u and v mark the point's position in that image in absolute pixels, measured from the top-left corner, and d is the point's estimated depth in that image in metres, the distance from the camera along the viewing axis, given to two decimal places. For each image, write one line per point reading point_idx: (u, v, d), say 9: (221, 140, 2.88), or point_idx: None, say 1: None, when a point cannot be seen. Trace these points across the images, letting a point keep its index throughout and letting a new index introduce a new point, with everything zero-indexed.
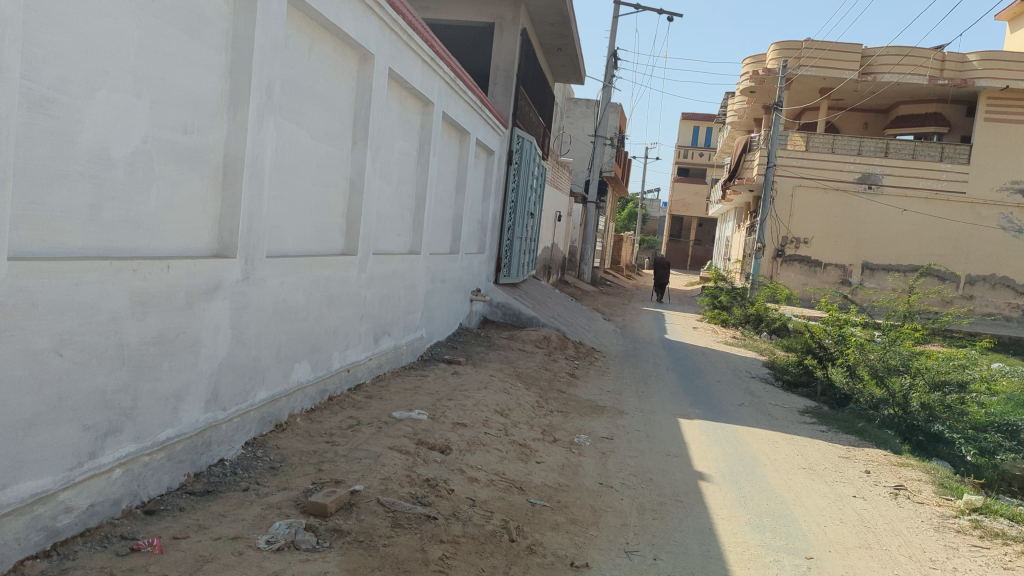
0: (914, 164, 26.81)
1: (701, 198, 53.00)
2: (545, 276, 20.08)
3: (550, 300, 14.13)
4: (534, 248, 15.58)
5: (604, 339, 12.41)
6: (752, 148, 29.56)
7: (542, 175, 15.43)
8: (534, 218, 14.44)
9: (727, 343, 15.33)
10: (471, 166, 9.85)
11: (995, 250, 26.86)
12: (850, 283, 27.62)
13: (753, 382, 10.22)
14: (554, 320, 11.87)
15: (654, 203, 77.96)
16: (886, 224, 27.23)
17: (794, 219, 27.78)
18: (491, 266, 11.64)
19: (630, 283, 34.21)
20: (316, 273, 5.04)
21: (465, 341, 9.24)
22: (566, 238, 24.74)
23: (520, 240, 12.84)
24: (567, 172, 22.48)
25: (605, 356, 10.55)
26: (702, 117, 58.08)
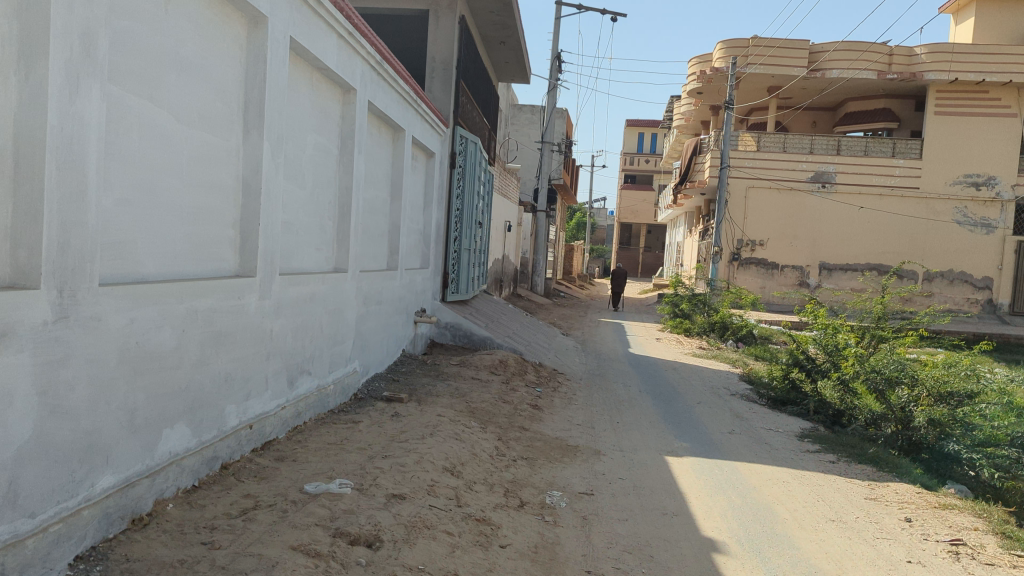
0: (866, 161, 26.29)
1: (649, 205, 52.46)
2: (496, 290, 18.84)
3: (504, 317, 12.88)
4: (484, 260, 14.34)
5: (566, 358, 11.21)
6: (702, 150, 28.80)
7: (489, 180, 14.23)
8: (482, 228, 13.21)
9: (695, 354, 14.26)
10: (408, 169, 8.58)
11: (950, 245, 26.50)
12: (808, 285, 26.93)
13: (736, 401, 9.11)
14: (510, 340, 10.63)
15: (601, 211, 77.37)
16: (842, 223, 26.65)
17: (749, 221, 26.99)
18: (436, 283, 10.36)
19: (583, 294, 33.12)
20: (191, 302, 3.72)
21: (408, 371, 7.95)
22: (517, 249, 23.57)
23: (468, 253, 11.60)
24: (514, 179, 21.33)
25: (569, 378, 9.34)
26: (647, 123, 57.68)
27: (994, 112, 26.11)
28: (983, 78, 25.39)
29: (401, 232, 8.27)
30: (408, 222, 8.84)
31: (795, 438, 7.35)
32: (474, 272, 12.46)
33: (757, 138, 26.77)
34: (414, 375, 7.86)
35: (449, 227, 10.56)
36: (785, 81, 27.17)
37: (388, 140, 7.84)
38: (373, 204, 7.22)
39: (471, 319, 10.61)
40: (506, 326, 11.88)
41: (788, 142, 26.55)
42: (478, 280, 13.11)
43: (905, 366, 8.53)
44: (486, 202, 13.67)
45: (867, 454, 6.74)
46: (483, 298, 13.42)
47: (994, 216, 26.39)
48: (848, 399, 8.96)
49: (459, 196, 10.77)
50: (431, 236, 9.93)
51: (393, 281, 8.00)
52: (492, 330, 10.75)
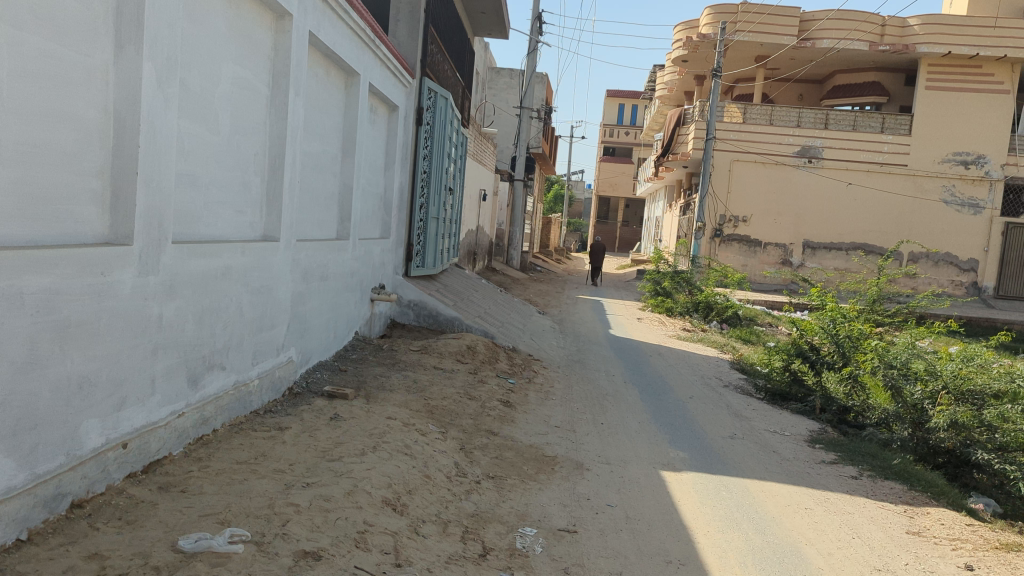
0: (854, 136, 25.34)
1: (628, 178, 51.38)
2: (468, 264, 17.72)
3: (475, 294, 11.76)
4: (456, 231, 13.20)
5: (541, 342, 10.11)
6: (687, 121, 27.71)
7: (462, 143, 13.06)
8: (453, 195, 12.06)
9: (679, 337, 13.23)
10: (364, 121, 7.40)
11: (937, 225, 25.63)
12: (791, 264, 26.03)
13: (731, 395, 8.09)
14: (481, 322, 9.51)
15: (579, 184, 76.17)
16: (827, 200, 25.74)
17: (733, 196, 26.02)
18: (399, 256, 9.21)
19: (560, 268, 32.04)
20: (10, 279, 2.58)
21: (360, 359, 6.84)
22: (493, 220, 22.41)
23: (437, 222, 10.45)
24: (490, 146, 20.12)
25: (545, 366, 8.26)
26: (627, 94, 56.41)
27: (986, 88, 25.18)
28: (977, 52, 24.42)
29: (354, 194, 7.12)
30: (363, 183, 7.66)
31: (804, 443, 6.34)
32: (444, 244, 11.32)
33: (743, 110, 25.70)
34: (367, 364, 6.74)
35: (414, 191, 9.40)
36: (773, 51, 26.08)
37: (339, 85, 6.66)
38: (317, 159, 6.06)
39: (437, 297, 9.48)
40: (477, 304, 10.77)
41: (775, 114, 25.51)
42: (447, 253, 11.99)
43: (922, 358, 7.53)
44: (458, 166, 12.51)
45: (891, 465, 5.72)
46: (453, 272, 12.30)
47: (982, 195, 25.46)
48: (855, 395, 7.95)
49: (425, 158, 9.59)
50: (393, 201, 8.77)
51: (343, 252, 6.85)
52: (460, 309, 9.63)
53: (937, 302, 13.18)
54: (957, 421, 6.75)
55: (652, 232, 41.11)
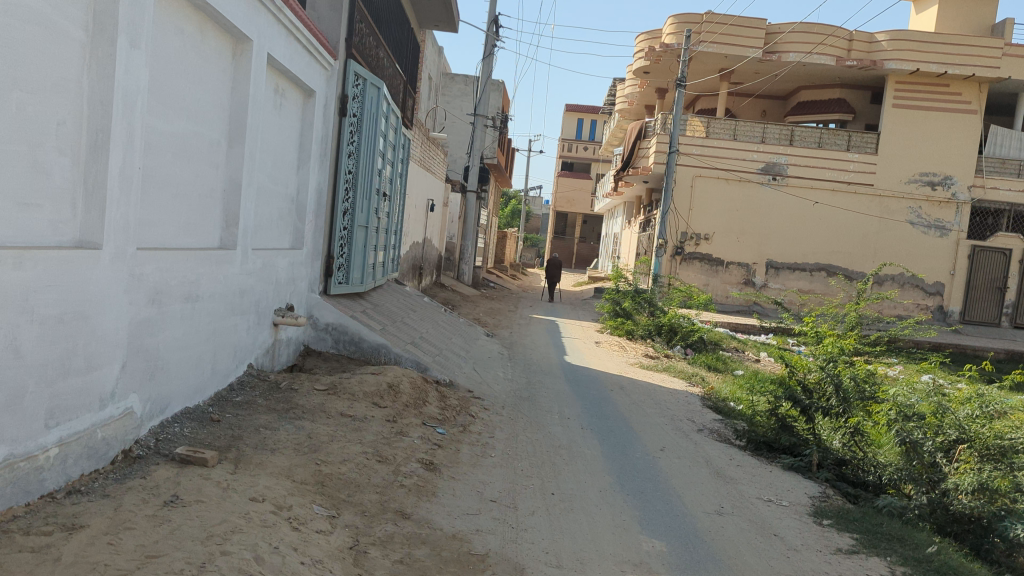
0: (820, 153, 24.45)
1: (586, 194, 50.36)
2: (413, 279, 16.22)
3: (413, 315, 10.26)
4: (394, 242, 11.73)
5: (486, 374, 8.66)
6: (648, 134, 26.59)
7: (403, 145, 11.62)
8: (389, 201, 10.60)
9: (641, 365, 11.89)
10: (263, 103, 5.93)
11: (902, 247, 24.81)
12: (754, 284, 24.96)
13: (710, 446, 6.72)
14: (414, 350, 8.01)
15: (536, 199, 75.04)
16: (792, 218, 24.78)
17: (696, 213, 24.92)
18: (316, 270, 7.71)
19: (513, 284, 30.61)
20: None
21: (246, 404, 5.32)
22: (443, 232, 20.95)
23: (367, 232, 8.99)
24: (440, 153, 18.67)
25: (486, 408, 6.83)
26: (587, 109, 55.50)
27: (954, 108, 24.46)
28: (945, 70, 23.72)
29: (246, 192, 5.63)
30: (261, 180, 6.18)
31: (806, 518, 4.99)
32: (376, 257, 9.84)
33: (706, 123, 24.65)
34: (255, 409, 5.24)
35: (336, 194, 7.92)
36: (738, 64, 25.11)
37: (223, 51, 5.18)
38: (178, 141, 4.58)
39: (363, 320, 7.96)
40: (412, 327, 9.27)
41: (739, 129, 24.53)
42: (381, 267, 10.50)
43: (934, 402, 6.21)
44: (397, 170, 11.06)
45: (924, 556, 4.35)
46: (388, 290, 10.80)
47: (948, 218, 24.71)
48: (853, 446, 6.59)
49: (351, 155, 8.14)
50: (306, 204, 7.30)
51: (226, 266, 5.36)
52: (390, 335, 8.10)
53: (921, 329, 12.02)
54: (987, 485, 5.41)
55: (610, 249, 39.96)
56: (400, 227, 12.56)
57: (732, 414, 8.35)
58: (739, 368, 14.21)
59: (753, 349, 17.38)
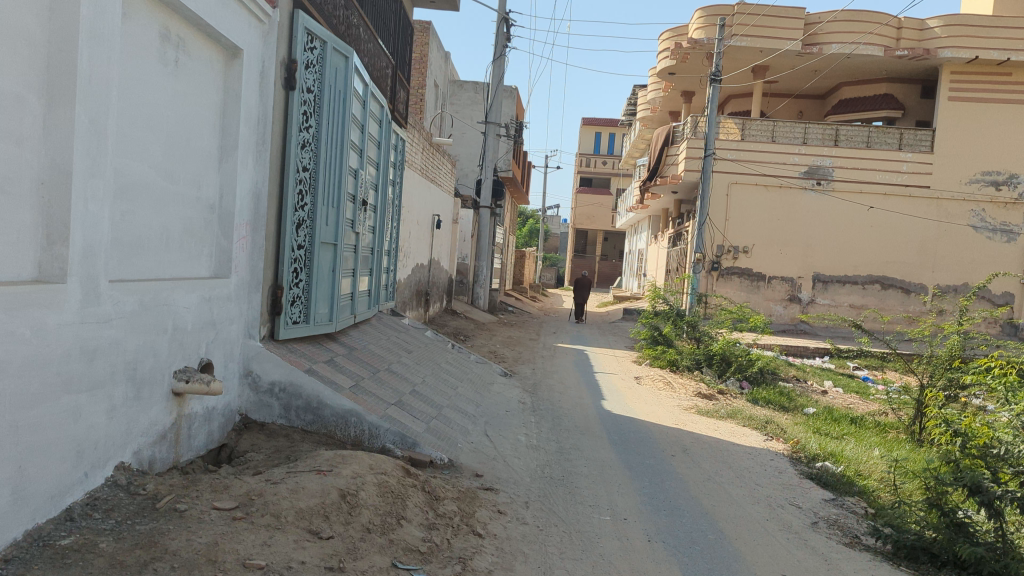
0: (869, 154, 22.03)
1: (607, 210, 48.07)
2: (416, 307, 13.96)
3: (407, 356, 7.97)
4: (382, 266, 9.49)
5: (500, 440, 6.34)
6: (675, 139, 24.29)
7: (391, 147, 9.45)
8: (374, 214, 8.40)
9: (698, 408, 9.50)
10: (122, 43, 3.69)
11: (965, 255, 22.25)
12: (800, 301, 22.52)
13: (850, 565, 4.33)
14: (400, 416, 5.74)
15: (554, 218, 72.83)
16: (840, 227, 22.31)
17: (732, 224, 22.50)
18: (257, 305, 5.45)
19: (534, 307, 28.30)
20: None
21: (81, 553, 3.05)
22: (453, 252, 18.71)
23: (340, 251, 6.73)
24: (446, 162, 16.49)
25: (500, 510, 4.51)
26: (605, 122, 53.24)
27: (1018, 99, 21.86)
28: (1009, 56, 21.17)
29: (88, 185, 3.39)
30: (136, 169, 3.95)
31: None
32: (354, 286, 7.58)
33: (742, 125, 22.33)
34: (86, 567, 2.95)
35: (286, 196, 5.67)
36: (773, 58, 22.77)
37: None
38: None
39: (326, 376, 5.68)
40: (401, 375, 6.97)
41: (777, 130, 22.22)
42: (365, 297, 8.25)
43: None
44: (384, 176, 8.89)
45: None
46: (374, 325, 8.54)
47: (1017, 220, 22.14)
48: None
49: (308, 145, 5.91)
50: (233, 210, 5.05)
51: (40, 312, 3.07)
52: (367, 395, 5.82)
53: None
54: None
55: (635, 266, 37.55)
56: (393, 251, 10.36)
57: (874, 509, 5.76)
58: (811, 406, 11.77)
59: (815, 379, 14.91)
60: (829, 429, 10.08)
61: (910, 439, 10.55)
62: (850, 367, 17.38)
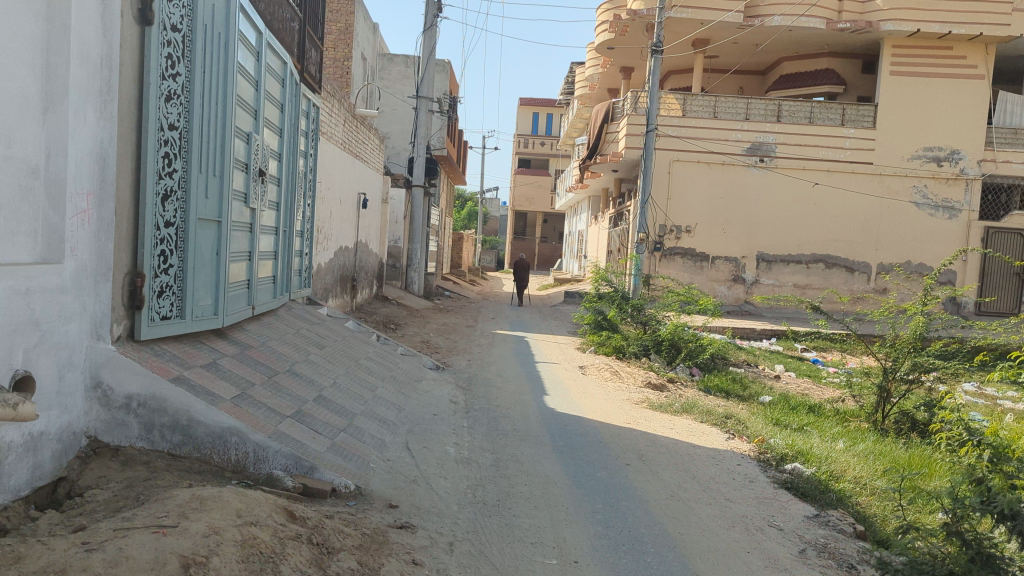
0: (812, 129, 21.47)
1: (546, 191, 47.19)
2: (341, 295, 12.81)
3: (318, 352, 6.84)
4: (291, 249, 8.31)
5: (422, 455, 5.29)
6: (615, 115, 23.40)
7: (298, 115, 8.28)
8: (275, 188, 7.23)
9: (649, 401, 8.62)
10: None
11: (907, 232, 21.96)
12: (744, 281, 21.98)
13: None
14: (296, 433, 4.64)
15: (493, 201, 71.77)
16: (784, 204, 21.79)
17: (675, 203, 21.78)
18: (107, 298, 4.25)
19: (472, 290, 27.30)
20: None
21: None
22: (383, 235, 17.52)
23: (226, 229, 5.56)
24: (372, 137, 15.25)
25: (415, 559, 3.49)
26: (542, 101, 52.17)
27: (958, 72, 21.65)
28: (949, 29, 20.85)
29: None
30: None
31: None
32: (251, 272, 6.41)
33: (683, 100, 21.51)
34: None
35: (144, 159, 4.48)
36: (714, 31, 21.97)
37: None
38: None
39: (201, 386, 4.53)
40: (306, 377, 5.85)
41: (719, 106, 21.43)
42: (267, 285, 7.09)
43: None
44: (288, 146, 7.73)
45: None
46: (281, 318, 7.37)
47: (958, 197, 21.88)
48: None
49: (174, 97, 4.73)
50: (64, 175, 3.85)
51: None
52: (256, 407, 4.70)
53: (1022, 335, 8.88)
54: None
55: (575, 248, 36.75)
56: (306, 233, 9.19)
57: (868, 533, 4.81)
58: (766, 394, 11.05)
59: (766, 363, 14.26)
60: (788, 421, 9.33)
61: (872, 428, 9.92)
62: (798, 348, 17.03)
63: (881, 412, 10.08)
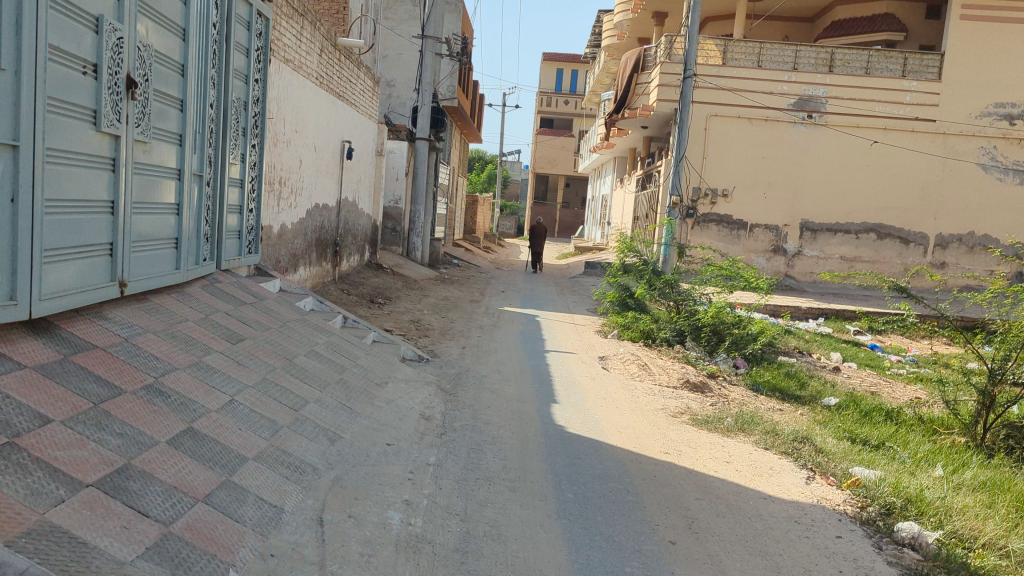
0: (867, 82, 19.01)
1: (568, 153, 44.75)
2: (315, 262, 10.73)
3: (225, 349, 4.73)
4: (216, 202, 6.28)
5: (340, 538, 3.22)
6: (645, 64, 20.98)
7: (227, 23, 6.21)
8: (177, 115, 5.18)
9: (690, 412, 6.50)
10: None
11: (972, 199, 19.50)
12: (785, 252, 19.69)
13: None
14: (82, 527, 2.51)
15: (515, 164, 69.37)
16: (832, 167, 19.40)
17: (711, 163, 19.44)
18: None
19: (485, 257, 25.22)
20: None
21: None
22: (379, 194, 15.40)
23: (40, 161, 3.48)
24: (364, 78, 13.08)
25: None
26: (566, 58, 49.38)
27: None
28: None
29: None
30: None
31: None
32: (115, 231, 4.37)
33: (723, 47, 19.07)
34: None
35: None
36: None
37: None
38: None
39: None
40: (176, 397, 3.73)
41: (764, 54, 19.04)
42: (162, 249, 5.06)
43: None
44: (204, 57, 5.65)
45: None
46: (186, 297, 5.27)
47: None
48: None
49: None
50: None
51: None
52: (18, 474, 2.54)
53: None
54: None
55: (598, 214, 34.53)
56: (248, 183, 7.16)
57: None
58: (831, 395, 8.96)
59: (820, 351, 11.98)
60: (867, 436, 7.20)
61: (972, 446, 7.75)
62: (850, 331, 14.84)
63: (983, 424, 7.84)
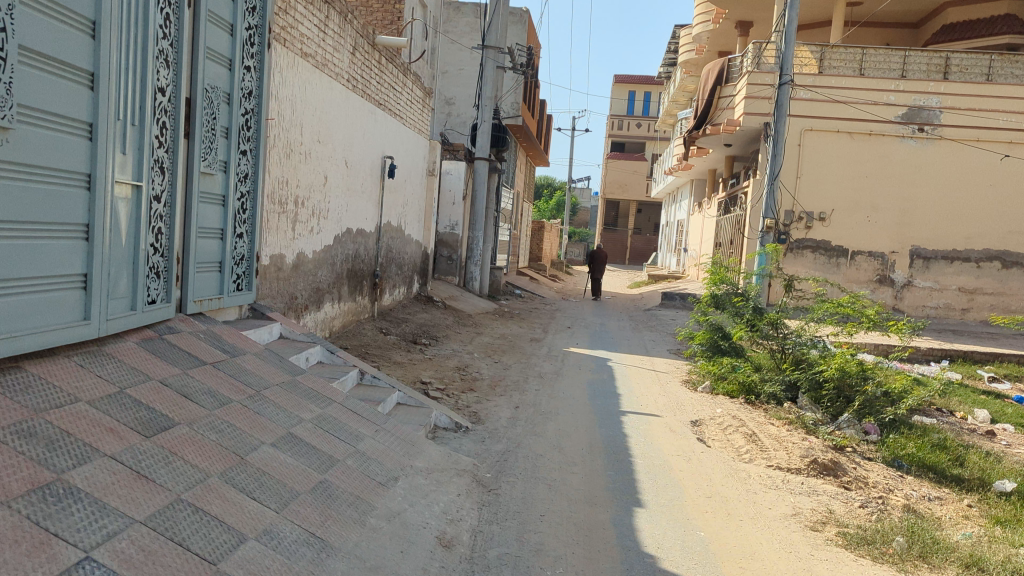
0: (988, 90, 16.65)
1: (641, 178, 42.75)
2: (346, 295, 9.08)
3: (127, 451, 3.02)
4: (171, 222, 4.57)
5: None
6: (729, 75, 18.95)
7: None
8: (80, 94, 3.51)
9: (834, 520, 4.54)
10: None
11: None
12: (892, 283, 17.31)
13: None
14: None
15: (584, 191, 67.56)
16: (948, 186, 16.98)
17: (806, 184, 17.26)
18: None
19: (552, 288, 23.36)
20: None
21: None
22: (432, 219, 13.74)
23: None
24: (413, 87, 11.50)
25: None
26: (640, 79, 47.47)
27: None
28: None
29: None
30: None
31: None
32: None
33: (820, 54, 16.99)
34: None
35: None
36: None
37: None
38: None
39: None
40: None
41: (867, 60, 16.88)
42: (53, 291, 3.39)
43: None
44: (141, 18, 4.00)
45: None
46: (97, 362, 3.59)
47: None
48: None
49: None
50: None
51: None
52: None
53: None
54: None
55: (673, 240, 32.38)
56: (233, 200, 5.46)
57: None
58: (1002, 475, 6.80)
59: (961, 409, 9.64)
60: None
61: None
62: (984, 378, 12.36)
63: None
